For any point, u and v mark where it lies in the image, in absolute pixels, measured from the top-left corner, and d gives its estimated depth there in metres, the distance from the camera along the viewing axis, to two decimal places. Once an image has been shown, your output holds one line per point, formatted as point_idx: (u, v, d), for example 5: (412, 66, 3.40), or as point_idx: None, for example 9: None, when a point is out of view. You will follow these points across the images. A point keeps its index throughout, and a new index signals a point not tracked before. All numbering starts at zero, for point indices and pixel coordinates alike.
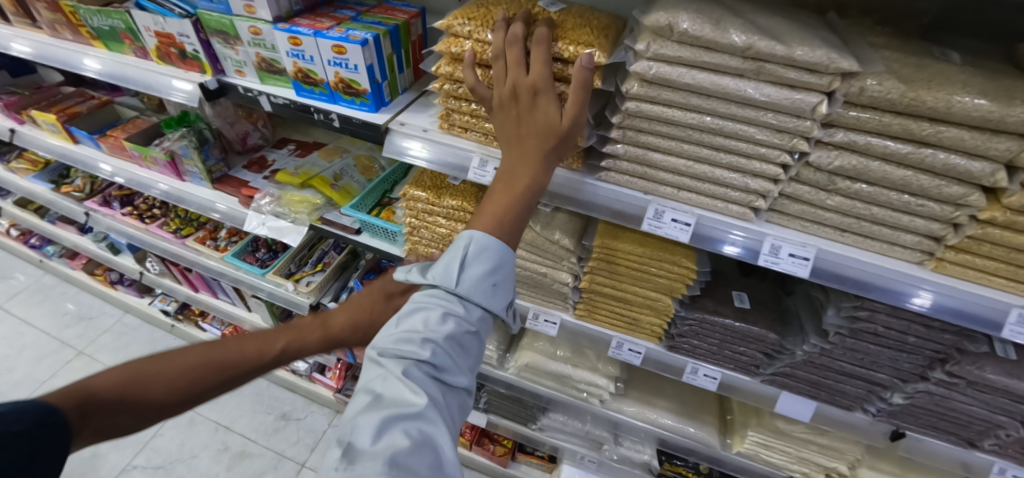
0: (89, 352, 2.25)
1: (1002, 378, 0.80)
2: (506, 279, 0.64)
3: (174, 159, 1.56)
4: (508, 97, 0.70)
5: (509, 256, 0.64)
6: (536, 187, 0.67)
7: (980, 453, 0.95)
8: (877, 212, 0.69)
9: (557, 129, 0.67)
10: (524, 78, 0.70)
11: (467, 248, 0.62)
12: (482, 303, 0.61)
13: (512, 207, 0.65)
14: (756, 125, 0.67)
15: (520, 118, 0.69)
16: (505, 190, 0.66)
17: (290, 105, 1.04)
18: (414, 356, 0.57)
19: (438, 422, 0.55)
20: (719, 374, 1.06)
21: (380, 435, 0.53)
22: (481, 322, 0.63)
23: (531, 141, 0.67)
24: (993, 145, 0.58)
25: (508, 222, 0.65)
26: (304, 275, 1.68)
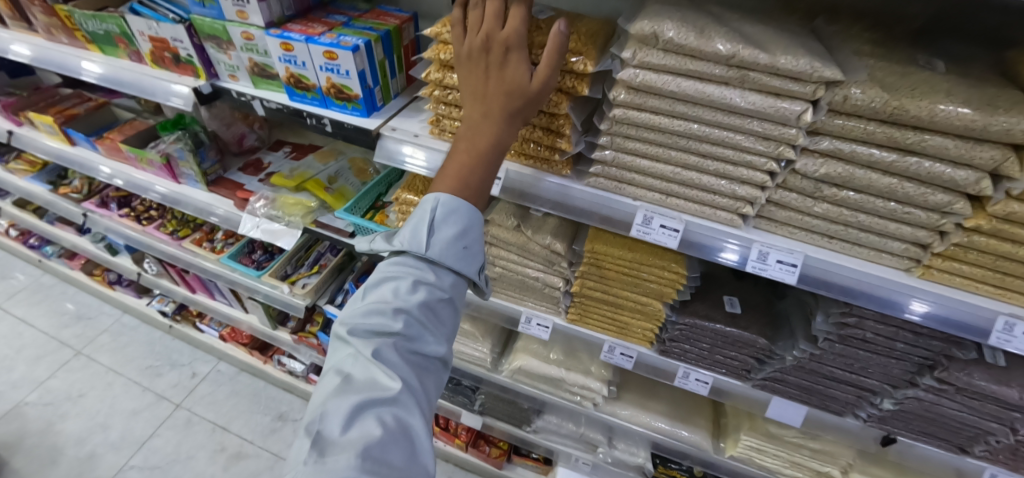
0: (87, 352, 2.25)
1: (990, 385, 0.80)
2: (476, 241, 0.68)
3: (170, 161, 1.56)
4: (480, 49, 0.70)
5: (476, 215, 0.67)
6: (499, 147, 0.69)
7: (971, 459, 0.95)
8: (864, 219, 0.69)
9: (525, 92, 0.68)
10: (497, 32, 0.69)
11: (434, 212, 0.65)
12: (453, 266, 0.66)
13: (474, 167, 0.68)
14: (742, 132, 0.68)
15: (488, 75, 0.70)
16: (470, 150, 0.69)
17: (282, 110, 1.04)
18: (387, 329, 0.61)
19: (411, 405, 0.59)
20: (710, 379, 1.05)
21: (353, 421, 0.56)
22: (454, 286, 0.67)
23: (499, 99, 0.68)
24: (977, 154, 0.59)
25: (472, 182, 0.68)
26: (300, 277, 1.68)
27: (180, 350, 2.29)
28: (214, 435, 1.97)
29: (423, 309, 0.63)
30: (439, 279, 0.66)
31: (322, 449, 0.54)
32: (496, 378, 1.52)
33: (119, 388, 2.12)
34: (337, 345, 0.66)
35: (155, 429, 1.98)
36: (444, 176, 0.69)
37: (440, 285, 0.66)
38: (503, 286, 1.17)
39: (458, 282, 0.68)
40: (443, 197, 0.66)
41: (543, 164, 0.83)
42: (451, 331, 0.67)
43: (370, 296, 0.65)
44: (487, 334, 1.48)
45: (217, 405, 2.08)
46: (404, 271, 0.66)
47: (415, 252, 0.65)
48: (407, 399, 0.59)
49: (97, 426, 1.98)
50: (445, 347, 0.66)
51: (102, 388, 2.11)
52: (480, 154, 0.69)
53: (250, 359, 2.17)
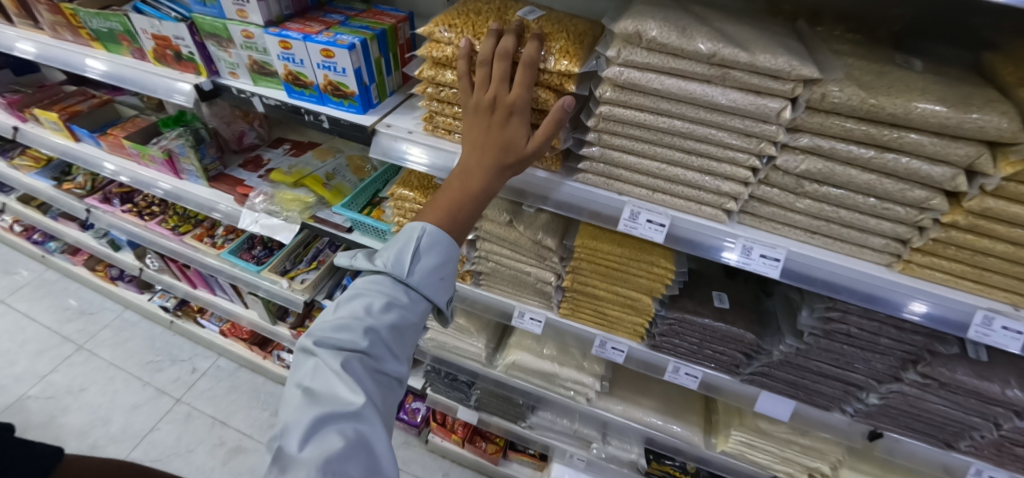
0: (89, 347, 2.28)
1: (972, 379, 0.81)
2: (451, 273, 0.74)
3: (172, 157, 1.59)
4: (486, 106, 0.73)
5: (456, 250, 0.74)
6: (488, 193, 0.74)
7: (957, 455, 0.96)
8: (845, 214, 0.71)
9: (521, 149, 0.72)
10: (504, 95, 0.72)
11: (421, 239, 0.71)
12: (427, 293, 0.72)
13: (466, 206, 0.74)
14: (725, 129, 0.69)
15: (488, 128, 0.73)
16: (460, 190, 0.74)
17: (281, 106, 1.06)
18: (354, 344, 0.66)
19: (373, 418, 0.63)
20: (700, 373, 1.07)
21: (315, 433, 0.59)
22: (422, 310, 0.73)
23: (493, 153, 0.73)
24: (953, 151, 0.60)
25: (461, 221, 0.74)
26: (299, 273, 1.70)
27: (181, 346, 2.32)
28: (214, 430, 2.00)
29: (390, 329, 0.68)
30: (413, 304, 0.72)
31: (284, 464, 0.58)
32: (490, 373, 1.54)
33: (120, 382, 2.14)
34: (301, 357, 0.69)
35: (155, 423, 2.01)
36: (435, 207, 0.74)
37: (409, 306, 0.71)
38: (497, 281, 1.19)
39: (426, 306, 0.74)
40: (431, 227, 0.72)
41: (533, 161, 0.84)
42: (413, 346, 0.73)
43: (339, 311, 0.69)
44: (482, 330, 1.50)
45: (218, 399, 2.10)
46: (379, 295, 0.70)
47: (395, 275, 0.70)
48: (370, 412, 0.63)
49: (99, 420, 2.00)
50: (406, 363, 0.72)
51: (104, 382, 2.14)
52: (472, 195, 0.74)
53: (250, 354, 2.19)
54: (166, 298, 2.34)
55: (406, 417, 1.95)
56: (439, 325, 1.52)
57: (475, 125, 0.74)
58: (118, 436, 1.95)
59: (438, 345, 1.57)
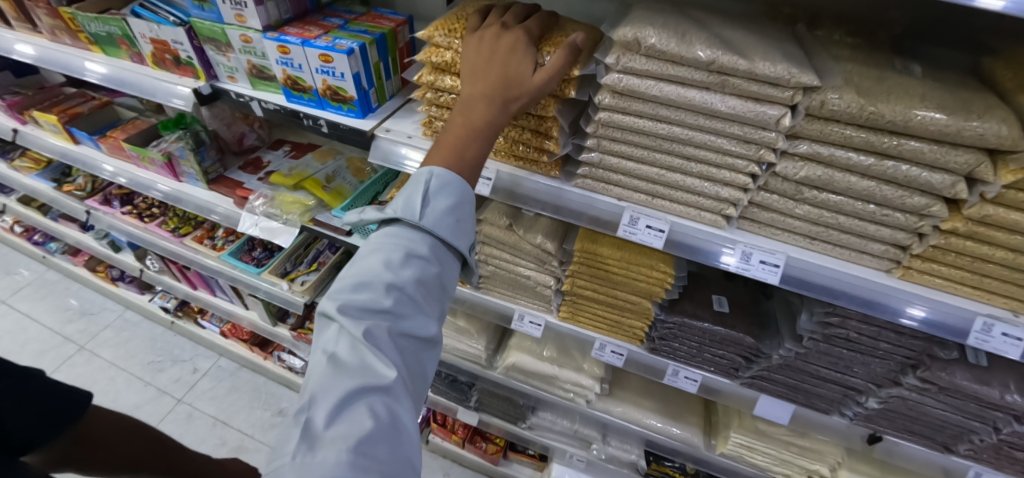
0: (90, 347, 2.28)
1: (971, 384, 0.81)
2: (468, 217, 0.69)
3: (171, 160, 1.59)
4: (490, 41, 0.74)
5: (469, 191, 0.69)
6: (493, 125, 0.70)
7: (956, 458, 0.96)
8: (844, 221, 0.71)
9: (527, 78, 0.70)
10: (509, 31, 0.74)
11: (429, 182, 0.66)
12: (446, 237, 0.67)
13: (469, 140, 0.70)
14: (724, 136, 0.69)
15: (492, 59, 0.73)
16: (465, 123, 0.70)
17: (280, 111, 1.06)
18: (378, 306, 0.61)
19: (401, 394, 0.59)
20: (699, 377, 1.07)
21: (345, 407, 0.55)
22: (442, 258, 0.68)
23: (497, 82, 0.70)
24: (952, 158, 0.60)
25: (466, 156, 0.69)
26: (299, 275, 1.70)
27: (182, 346, 2.32)
28: (216, 430, 2.00)
29: (414, 285, 0.63)
30: (431, 250, 0.66)
31: (311, 441, 0.53)
32: (491, 375, 1.54)
33: (122, 382, 2.15)
34: (321, 322, 0.64)
35: (157, 423, 2.01)
36: (440, 146, 0.70)
37: (430, 259, 0.66)
38: (497, 284, 1.19)
39: (446, 253, 0.68)
40: (439, 168, 0.67)
41: (533, 165, 0.84)
42: (438, 308, 0.68)
43: (358, 270, 0.64)
44: (482, 332, 1.50)
45: (220, 399, 2.11)
46: (393, 243, 0.65)
47: (408, 220, 0.65)
48: (398, 387, 0.59)
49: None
50: (433, 324, 0.66)
51: (105, 382, 2.14)
52: (476, 129, 0.70)
53: (251, 355, 2.19)
54: (167, 299, 2.35)
55: None
56: None
57: (478, 58, 0.73)
58: None
59: None
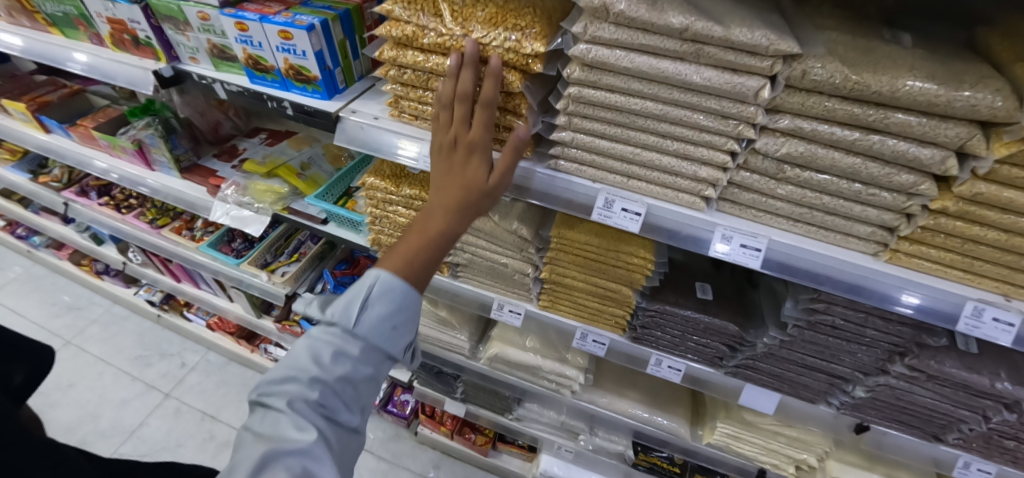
0: (78, 341, 2.23)
1: (961, 372, 0.79)
2: (407, 324, 0.64)
3: (142, 148, 1.53)
4: (448, 145, 0.70)
5: (415, 300, 0.64)
6: (449, 234, 0.66)
7: (945, 447, 0.95)
8: (828, 201, 0.67)
9: (484, 184, 0.68)
10: (465, 133, 0.70)
11: (372, 288, 0.61)
12: (380, 344, 0.62)
13: (424, 250, 0.65)
14: (701, 110, 0.65)
15: (448, 168, 0.69)
16: (420, 232, 0.66)
17: (243, 93, 1.01)
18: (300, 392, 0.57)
19: (326, 457, 0.55)
20: (683, 366, 1.04)
21: (260, 474, 0.52)
22: (375, 361, 0.63)
23: (455, 191, 0.67)
24: (942, 131, 0.56)
25: (418, 265, 0.65)
26: (279, 266, 1.66)
27: (170, 339, 2.28)
28: (203, 424, 1.96)
29: (339, 381, 0.59)
30: (363, 353, 0.61)
31: None
32: (475, 366, 1.51)
33: (108, 377, 2.10)
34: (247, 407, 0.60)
35: (144, 418, 1.97)
36: (392, 254, 0.65)
37: (364, 360, 0.62)
38: (475, 273, 1.15)
39: (379, 358, 0.63)
40: (385, 274, 0.62)
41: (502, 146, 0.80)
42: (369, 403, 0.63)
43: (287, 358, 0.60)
44: (464, 323, 1.46)
45: (206, 394, 2.07)
46: (323, 342, 0.60)
47: (342, 324, 0.61)
48: (322, 450, 0.55)
49: (87, 416, 1.96)
50: (359, 416, 0.61)
51: (92, 377, 2.10)
52: (431, 238, 0.66)
53: (237, 348, 2.15)
54: (153, 292, 2.30)
55: (394, 409, 1.93)
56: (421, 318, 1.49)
57: (436, 167, 0.70)
58: (106, 432, 1.91)
59: (422, 338, 1.54)
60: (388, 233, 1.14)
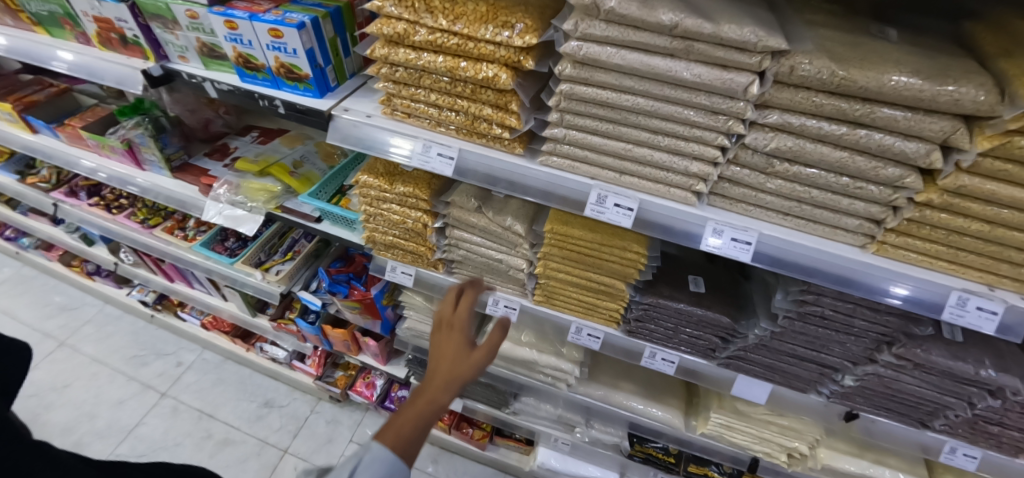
0: (71, 343, 2.22)
1: (947, 360, 0.81)
2: None
3: (132, 147, 1.52)
4: (438, 324, 0.71)
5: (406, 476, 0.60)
6: (440, 405, 0.63)
7: (931, 433, 0.98)
8: (817, 195, 0.68)
9: (474, 353, 0.67)
10: (453, 311, 0.71)
11: (361, 458, 0.60)
12: None
13: (413, 423, 0.62)
14: (692, 106, 0.66)
15: (437, 342, 0.68)
16: (411, 403, 0.63)
17: (234, 92, 1.01)
18: None
19: None
20: (677, 358, 1.05)
21: None
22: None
23: (443, 363, 0.65)
24: (927, 126, 0.57)
25: (407, 438, 0.61)
26: (273, 265, 1.65)
27: (164, 339, 2.27)
28: (200, 423, 1.96)
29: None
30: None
31: None
32: None
33: (103, 378, 2.09)
34: None
35: (141, 418, 1.96)
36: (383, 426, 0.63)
37: None
38: (470, 269, 1.16)
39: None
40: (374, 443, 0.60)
41: (495, 142, 0.81)
42: None
43: None
44: None
45: (203, 393, 2.07)
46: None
47: None
48: None
49: (84, 416, 1.96)
50: None
51: (87, 378, 2.09)
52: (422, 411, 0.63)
53: (232, 347, 2.15)
54: (146, 292, 2.28)
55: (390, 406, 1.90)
56: (418, 314, 1.49)
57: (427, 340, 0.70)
58: (103, 432, 1.90)
59: (419, 334, 1.55)
60: (382, 231, 1.14)
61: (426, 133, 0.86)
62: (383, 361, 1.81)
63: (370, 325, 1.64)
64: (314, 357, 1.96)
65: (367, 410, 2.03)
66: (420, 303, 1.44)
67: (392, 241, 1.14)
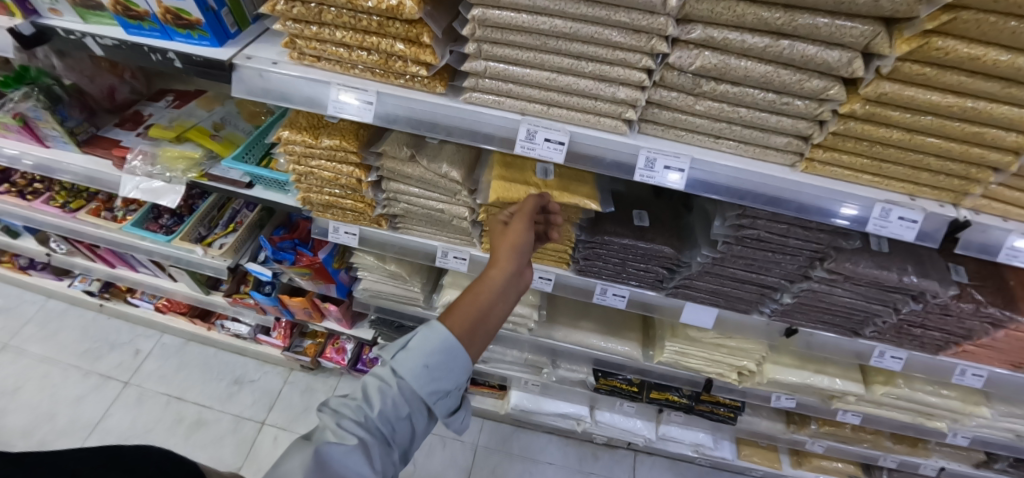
0: (16, 343, 2.06)
1: (873, 270, 0.84)
2: (451, 377, 0.64)
3: (28, 122, 1.33)
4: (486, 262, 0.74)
5: (460, 358, 0.64)
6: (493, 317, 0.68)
7: (863, 340, 1.04)
8: (745, 113, 0.66)
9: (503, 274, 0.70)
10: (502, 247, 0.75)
11: (419, 350, 0.64)
12: (419, 387, 0.63)
13: (472, 329, 0.67)
14: (611, 26, 0.62)
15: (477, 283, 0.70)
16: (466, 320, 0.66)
17: (121, 46, 0.89)
18: (351, 415, 0.61)
19: (366, 456, 0.60)
20: (627, 292, 1.07)
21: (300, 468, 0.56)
22: (412, 401, 0.64)
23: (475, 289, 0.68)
24: (848, 32, 0.56)
25: (472, 336, 0.67)
26: (215, 238, 1.56)
27: (117, 328, 2.15)
28: (170, 407, 1.91)
29: (379, 415, 0.62)
30: (401, 391, 0.64)
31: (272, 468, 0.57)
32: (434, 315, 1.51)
33: (58, 374, 1.98)
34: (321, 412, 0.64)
35: (106, 410, 1.89)
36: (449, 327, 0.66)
37: (410, 412, 0.64)
38: (415, 222, 1.12)
39: (420, 404, 0.65)
40: (430, 340, 0.64)
41: (414, 82, 0.75)
42: (409, 443, 0.65)
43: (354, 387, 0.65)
44: (414, 273, 1.43)
45: (168, 377, 2.00)
46: (373, 378, 0.65)
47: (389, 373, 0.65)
48: (359, 452, 0.60)
49: (43, 416, 1.85)
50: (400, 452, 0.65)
51: (41, 377, 1.96)
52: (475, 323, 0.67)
53: (193, 328, 2.06)
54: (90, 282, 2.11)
55: (362, 367, 1.89)
56: (372, 274, 1.45)
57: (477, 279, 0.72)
58: (68, 428, 1.82)
59: (376, 294, 1.52)
60: (317, 190, 1.08)
61: (339, 76, 0.78)
62: (348, 325, 1.77)
63: (325, 289, 1.59)
64: (278, 329, 1.91)
65: (339, 374, 2.03)
66: (373, 263, 1.40)
67: (327, 199, 1.08)
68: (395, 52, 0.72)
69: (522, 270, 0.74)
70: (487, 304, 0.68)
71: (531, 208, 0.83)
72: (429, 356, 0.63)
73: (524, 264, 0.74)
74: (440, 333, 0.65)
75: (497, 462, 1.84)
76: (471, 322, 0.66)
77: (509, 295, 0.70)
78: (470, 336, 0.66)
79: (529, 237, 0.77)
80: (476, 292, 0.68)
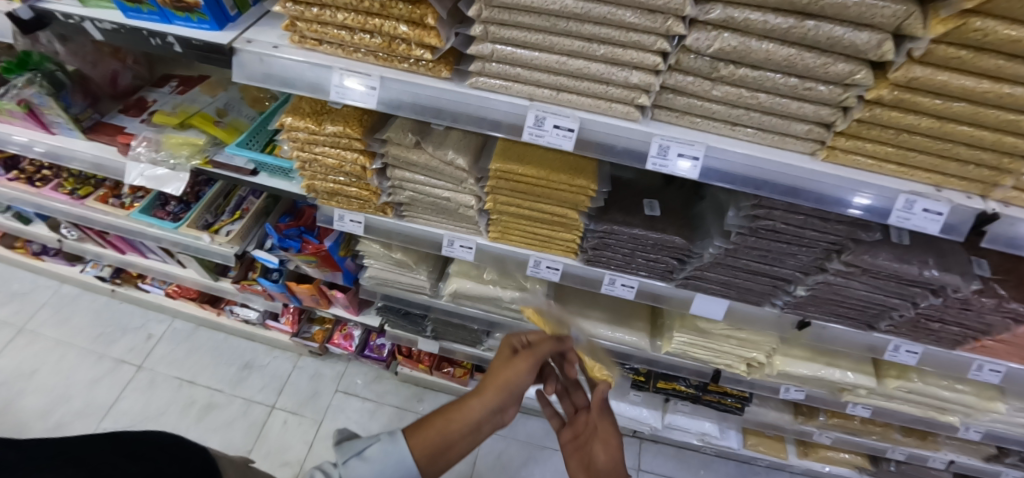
0: (31, 327, 2.09)
1: (893, 263, 0.81)
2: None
3: (33, 109, 1.31)
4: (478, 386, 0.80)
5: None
6: (461, 448, 0.72)
7: (878, 334, 1.02)
8: (764, 99, 0.63)
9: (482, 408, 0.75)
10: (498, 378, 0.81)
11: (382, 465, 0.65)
12: None
13: (440, 455, 0.70)
14: (626, 6, 0.58)
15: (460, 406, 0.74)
16: (440, 437, 0.70)
17: (120, 31, 0.87)
18: None
19: None
20: (636, 283, 1.05)
21: None
22: None
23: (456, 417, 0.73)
24: (878, 11, 0.52)
25: (434, 460, 0.69)
26: (221, 226, 1.55)
27: (129, 313, 2.17)
28: (182, 390, 1.94)
29: None
30: None
31: None
32: (440, 303, 1.50)
33: (72, 358, 2.00)
34: None
35: (120, 393, 1.91)
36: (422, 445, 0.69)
37: None
38: (421, 210, 1.10)
39: None
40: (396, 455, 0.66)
41: (418, 66, 0.73)
42: None
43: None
44: (421, 262, 1.41)
45: (179, 361, 2.02)
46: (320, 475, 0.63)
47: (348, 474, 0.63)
48: None
49: (59, 399, 1.88)
50: None
51: (55, 360, 1.99)
52: (445, 448, 0.70)
53: (202, 314, 2.07)
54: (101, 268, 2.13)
55: (371, 353, 1.90)
56: (378, 262, 1.44)
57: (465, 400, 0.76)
58: (83, 411, 1.85)
59: (383, 282, 1.51)
60: (322, 177, 1.06)
61: (341, 60, 0.76)
62: (355, 312, 1.76)
63: (332, 277, 1.59)
64: (286, 314, 1.92)
65: (347, 360, 2.04)
66: (379, 251, 1.39)
67: (332, 186, 1.06)
68: (398, 34, 0.70)
69: (502, 409, 0.79)
70: (455, 435, 0.71)
71: (547, 348, 0.89)
72: (379, 476, 0.64)
73: (508, 403, 0.80)
74: (403, 452, 0.66)
75: (503, 449, 1.85)
76: (437, 445, 0.69)
77: (479, 430, 0.75)
78: (427, 462, 0.68)
79: (528, 381, 0.83)
80: (450, 418, 0.72)
